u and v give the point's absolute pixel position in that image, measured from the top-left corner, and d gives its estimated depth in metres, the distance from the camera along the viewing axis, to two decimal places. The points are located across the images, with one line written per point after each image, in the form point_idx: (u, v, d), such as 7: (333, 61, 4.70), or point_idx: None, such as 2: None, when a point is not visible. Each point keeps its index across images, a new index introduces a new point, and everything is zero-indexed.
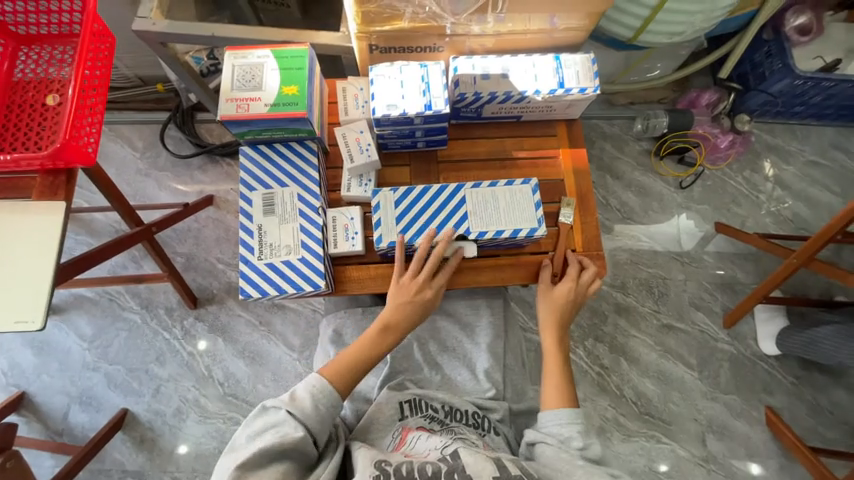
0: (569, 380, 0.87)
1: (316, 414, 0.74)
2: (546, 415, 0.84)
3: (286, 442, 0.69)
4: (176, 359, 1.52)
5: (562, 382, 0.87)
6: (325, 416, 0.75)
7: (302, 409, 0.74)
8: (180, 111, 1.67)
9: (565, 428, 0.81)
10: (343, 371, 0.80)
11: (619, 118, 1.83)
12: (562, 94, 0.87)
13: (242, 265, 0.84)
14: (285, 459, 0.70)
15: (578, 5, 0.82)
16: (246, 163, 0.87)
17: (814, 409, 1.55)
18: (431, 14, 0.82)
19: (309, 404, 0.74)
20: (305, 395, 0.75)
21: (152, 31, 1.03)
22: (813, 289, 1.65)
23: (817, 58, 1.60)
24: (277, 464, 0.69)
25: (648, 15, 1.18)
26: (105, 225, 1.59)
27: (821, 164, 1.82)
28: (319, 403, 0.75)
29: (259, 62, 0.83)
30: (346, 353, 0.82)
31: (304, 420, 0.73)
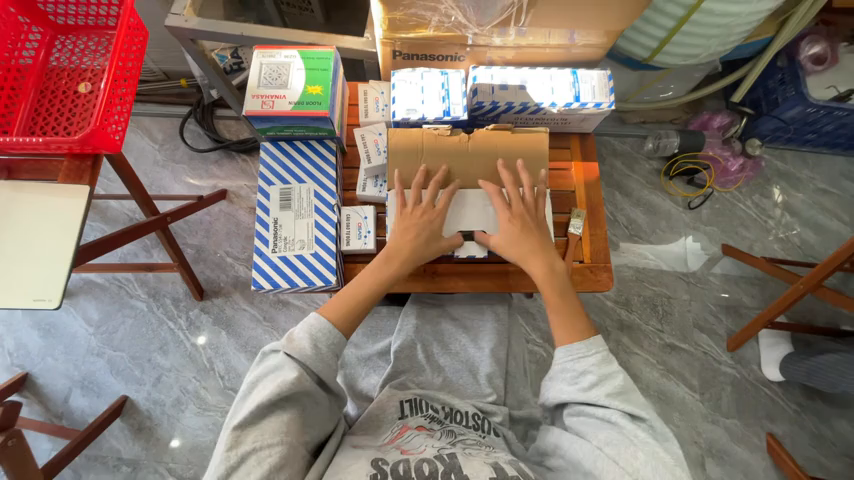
0: (576, 309, 0.82)
1: (318, 354, 0.71)
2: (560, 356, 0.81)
3: (286, 389, 0.65)
4: (179, 349, 1.53)
5: (568, 312, 0.82)
6: (327, 358, 0.72)
7: (301, 349, 0.70)
8: (201, 107, 1.72)
9: (579, 364, 0.78)
10: (343, 308, 0.77)
11: (630, 136, 1.85)
12: (577, 107, 0.89)
13: (255, 257, 0.86)
14: (289, 408, 0.67)
15: (598, 23, 0.84)
16: (266, 159, 0.89)
17: (817, 439, 1.53)
18: (456, 24, 0.84)
19: (309, 345, 0.71)
20: (304, 336, 0.72)
21: (184, 28, 1.06)
22: (819, 317, 1.64)
23: (831, 87, 1.59)
24: (281, 413, 0.66)
25: (665, 37, 1.21)
26: (119, 213, 1.62)
27: (831, 192, 1.82)
28: (319, 343, 0.72)
29: (285, 62, 0.86)
30: (350, 293, 0.78)
31: (304, 360, 0.70)
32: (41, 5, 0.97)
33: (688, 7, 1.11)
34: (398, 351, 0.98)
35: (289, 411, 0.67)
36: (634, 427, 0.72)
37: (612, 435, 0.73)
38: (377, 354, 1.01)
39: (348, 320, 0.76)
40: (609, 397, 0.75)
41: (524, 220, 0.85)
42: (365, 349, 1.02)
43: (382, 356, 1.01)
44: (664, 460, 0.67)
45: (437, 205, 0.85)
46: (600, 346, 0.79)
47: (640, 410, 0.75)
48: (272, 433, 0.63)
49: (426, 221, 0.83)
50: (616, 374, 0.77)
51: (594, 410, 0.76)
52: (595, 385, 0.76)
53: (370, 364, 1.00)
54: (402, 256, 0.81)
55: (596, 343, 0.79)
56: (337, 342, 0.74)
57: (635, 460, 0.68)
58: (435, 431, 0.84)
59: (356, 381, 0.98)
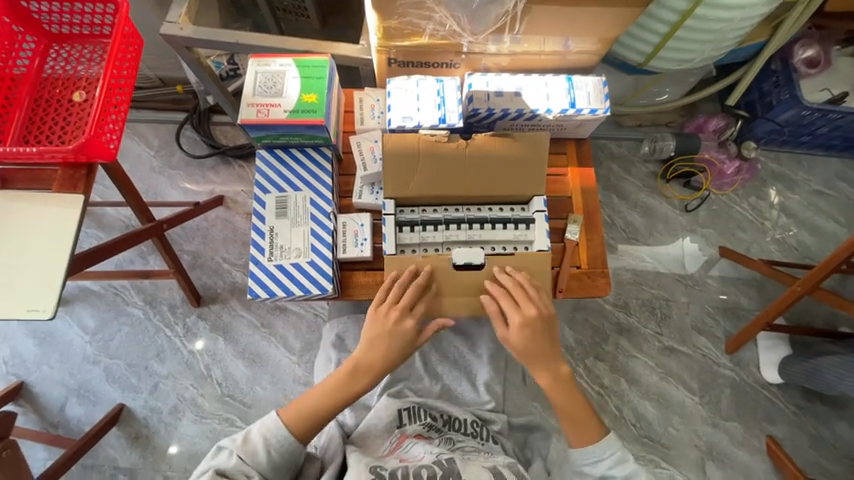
0: (585, 414, 0.81)
1: (268, 460, 0.74)
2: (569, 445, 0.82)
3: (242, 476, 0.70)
4: (176, 356, 1.53)
5: (577, 416, 0.81)
6: (279, 461, 0.75)
7: (253, 452, 0.74)
8: (197, 113, 1.71)
9: (598, 470, 0.80)
10: (305, 413, 0.78)
11: (627, 139, 1.86)
12: (573, 114, 0.89)
13: (251, 265, 0.85)
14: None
15: (593, 29, 0.84)
16: (261, 167, 0.89)
17: (816, 441, 1.53)
18: (451, 32, 0.84)
19: (260, 448, 0.74)
20: (258, 439, 0.75)
21: (178, 36, 1.07)
22: (817, 318, 1.64)
23: (825, 90, 1.62)
24: None
25: (659, 42, 1.21)
26: (115, 220, 1.62)
27: (827, 194, 1.83)
28: (272, 448, 0.75)
29: (280, 70, 0.86)
30: (312, 400, 0.78)
31: (254, 460, 0.73)
32: (37, 15, 0.97)
33: (680, 12, 1.12)
34: None
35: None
36: None
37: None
38: None
39: (307, 424, 0.77)
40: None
41: (534, 323, 0.79)
42: None
43: None
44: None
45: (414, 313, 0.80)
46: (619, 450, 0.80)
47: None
48: None
49: (398, 333, 0.78)
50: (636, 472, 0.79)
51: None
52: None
53: None
54: (365, 371, 0.78)
55: (607, 448, 0.80)
56: (291, 449, 0.76)
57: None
58: (433, 440, 0.85)
59: None
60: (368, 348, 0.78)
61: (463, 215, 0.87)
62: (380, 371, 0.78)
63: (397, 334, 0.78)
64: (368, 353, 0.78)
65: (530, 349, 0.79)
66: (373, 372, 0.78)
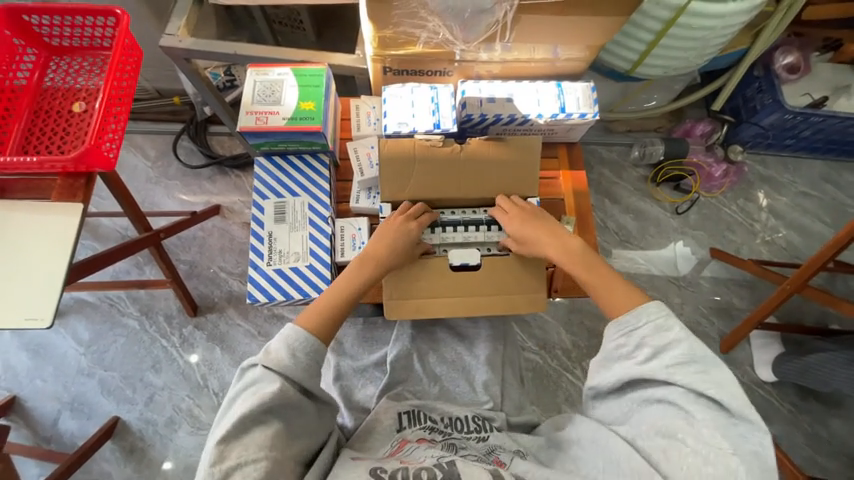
0: (624, 281, 0.78)
1: (297, 365, 0.70)
2: (609, 332, 0.77)
3: (268, 399, 0.65)
4: (172, 367, 1.51)
5: (619, 285, 0.78)
6: (306, 368, 0.70)
7: (279, 361, 0.69)
8: (194, 124, 1.73)
9: (632, 339, 0.73)
10: (320, 309, 0.74)
11: (617, 145, 1.90)
12: (563, 118, 0.92)
13: (250, 270, 0.86)
14: (273, 421, 0.67)
15: (580, 38, 0.88)
16: (260, 173, 0.90)
17: (813, 439, 1.54)
18: (444, 41, 0.86)
19: (286, 351, 0.69)
20: (281, 347, 0.70)
21: (178, 47, 1.09)
22: (808, 317, 1.67)
23: (806, 95, 1.68)
24: (265, 428, 0.65)
25: (644, 50, 1.26)
26: (111, 230, 1.61)
27: (812, 195, 1.88)
28: (297, 352, 0.70)
29: (278, 79, 0.88)
30: (322, 298, 0.75)
31: (281, 372, 0.68)
32: (36, 28, 0.98)
33: (664, 21, 1.16)
34: (395, 361, 0.98)
35: (274, 422, 0.66)
36: (704, 411, 0.66)
37: (665, 417, 0.70)
38: (374, 364, 1.01)
39: (329, 325, 0.74)
40: (670, 372, 0.70)
41: (522, 214, 0.83)
42: (361, 360, 1.02)
43: (378, 367, 1.01)
44: (718, 445, 0.64)
45: (418, 218, 0.82)
46: (656, 313, 0.73)
47: (705, 385, 0.67)
48: (258, 448, 0.63)
49: (405, 229, 0.80)
50: (680, 340, 0.70)
51: (656, 394, 0.72)
52: (652, 360, 0.71)
53: (366, 375, 1.00)
54: (378, 260, 0.78)
55: (643, 312, 0.73)
56: (315, 349, 0.71)
57: (689, 462, 0.64)
58: (435, 442, 0.84)
59: (352, 392, 0.97)
60: (380, 239, 0.79)
61: (459, 218, 0.88)
62: (392, 262, 0.79)
63: (404, 232, 0.80)
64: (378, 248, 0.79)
65: (528, 232, 0.82)
66: (388, 259, 0.79)
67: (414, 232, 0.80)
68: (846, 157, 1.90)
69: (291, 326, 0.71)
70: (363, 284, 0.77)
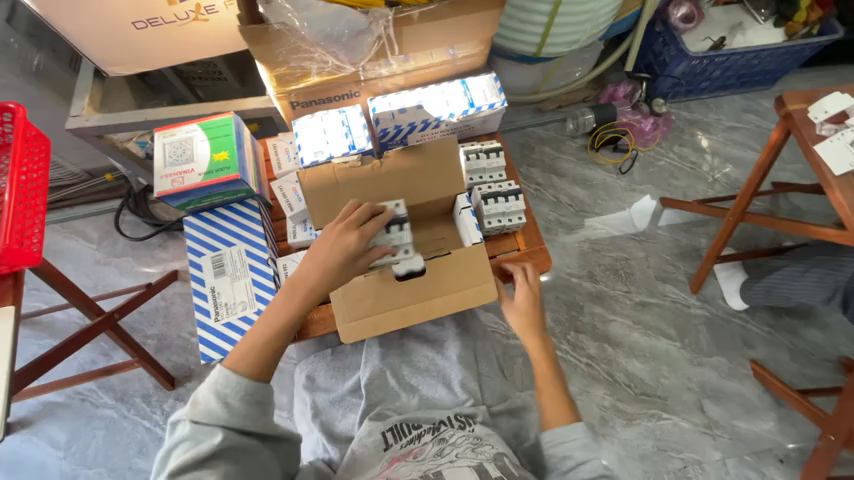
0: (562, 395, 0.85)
1: (234, 406, 0.66)
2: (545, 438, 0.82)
3: (204, 451, 0.62)
4: (160, 447, 1.45)
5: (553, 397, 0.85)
6: (242, 409, 0.67)
7: (211, 409, 0.65)
8: (133, 196, 1.70)
9: (558, 451, 0.80)
10: (252, 349, 0.69)
11: (551, 122, 1.97)
12: (474, 112, 0.95)
13: (199, 330, 0.84)
14: (217, 468, 0.63)
15: (468, 35, 0.91)
16: (191, 233, 0.90)
17: (794, 353, 1.61)
18: (335, 68, 0.89)
19: (215, 397, 0.65)
20: (212, 394, 0.66)
21: (85, 126, 1.11)
22: (762, 240, 1.76)
23: (706, 39, 1.80)
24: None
25: (544, 31, 1.32)
26: (67, 323, 1.55)
27: (739, 127, 1.99)
28: (229, 395, 0.66)
29: (188, 137, 0.87)
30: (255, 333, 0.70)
31: (217, 420, 0.65)
32: None
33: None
34: (369, 384, 0.97)
35: (216, 472, 0.62)
36: None
37: None
38: (349, 392, 0.99)
39: (263, 363, 0.69)
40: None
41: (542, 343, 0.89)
42: (335, 391, 1.00)
43: (354, 393, 1.00)
44: None
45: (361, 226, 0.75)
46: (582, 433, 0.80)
47: None
48: None
49: (342, 242, 0.73)
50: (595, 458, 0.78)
51: None
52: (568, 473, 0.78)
53: (344, 404, 0.98)
54: (311, 280, 0.71)
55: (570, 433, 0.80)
56: (253, 388, 0.68)
57: None
58: (422, 450, 0.84)
59: (333, 426, 0.96)
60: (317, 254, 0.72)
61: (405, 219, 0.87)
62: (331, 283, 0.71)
63: (342, 246, 0.73)
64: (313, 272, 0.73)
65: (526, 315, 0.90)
66: (324, 282, 0.72)
67: (357, 242, 0.72)
68: (760, 86, 2.03)
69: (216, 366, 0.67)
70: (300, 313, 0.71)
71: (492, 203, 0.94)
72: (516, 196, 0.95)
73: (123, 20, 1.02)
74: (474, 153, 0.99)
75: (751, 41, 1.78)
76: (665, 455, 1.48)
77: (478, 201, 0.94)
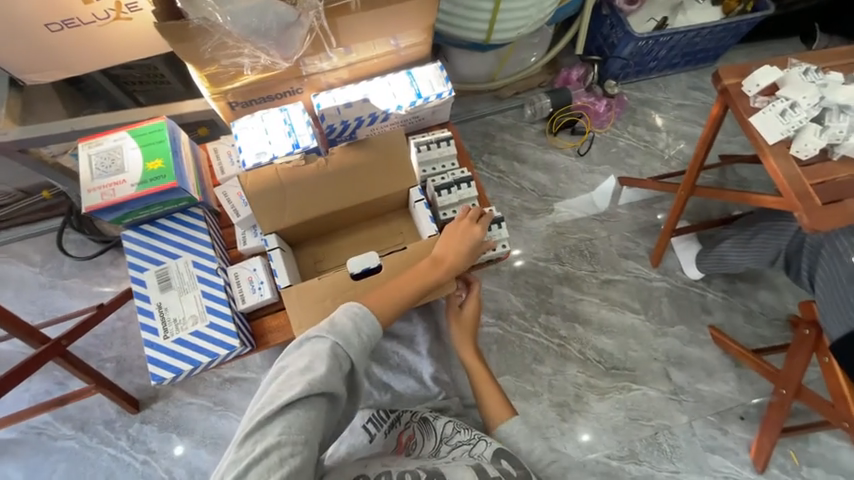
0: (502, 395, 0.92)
1: (354, 349, 0.72)
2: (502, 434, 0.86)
3: (317, 385, 0.66)
4: (129, 473, 1.39)
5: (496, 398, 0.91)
6: (361, 351, 0.73)
7: (340, 343, 0.71)
8: (75, 213, 1.59)
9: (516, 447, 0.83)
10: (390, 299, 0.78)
11: (510, 109, 1.99)
12: (422, 103, 0.94)
13: (147, 350, 0.79)
14: (317, 403, 0.67)
15: (408, 23, 0.89)
16: (131, 247, 0.84)
17: (748, 315, 1.72)
18: (269, 64, 0.85)
19: (348, 329, 0.72)
20: (344, 325, 0.73)
21: (4, 141, 1.03)
22: (713, 211, 1.85)
23: (650, 20, 1.85)
24: (299, 413, 0.66)
25: (490, 18, 1.32)
26: (12, 354, 1.44)
27: (687, 104, 2.07)
28: (360, 333, 0.74)
29: (116, 146, 0.82)
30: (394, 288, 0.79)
31: (340, 357, 0.71)
32: None
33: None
34: None
35: (311, 408, 0.67)
36: None
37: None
38: None
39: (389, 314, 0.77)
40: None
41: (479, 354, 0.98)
42: None
43: None
44: None
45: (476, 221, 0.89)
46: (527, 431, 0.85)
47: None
48: (282, 431, 0.63)
49: (471, 237, 0.86)
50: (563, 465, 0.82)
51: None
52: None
53: None
54: (447, 259, 0.84)
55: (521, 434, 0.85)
56: (374, 334, 0.75)
57: None
58: (412, 439, 0.89)
59: None
60: (451, 238, 0.85)
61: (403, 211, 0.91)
62: (455, 264, 0.83)
63: (472, 236, 0.86)
64: (452, 251, 0.84)
65: (470, 327, 1.00)
66: (458, 263, 0.84)
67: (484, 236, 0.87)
68: (704, 63, 2.11)
69: (356, 302, 0.76)
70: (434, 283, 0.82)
71: (446, 195, 0.94)
72: (469, 184, 0.95)
73: (36, 24, 1.02)
74: (424, 145, 0.97)
75: (692, 19, 1.85)
76: (637, 423, 1.54)
77: (431, 194, 0.94)
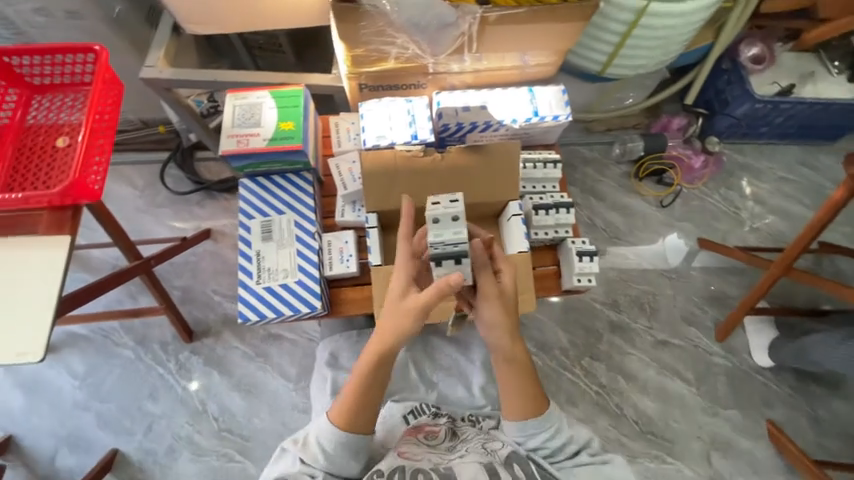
0: (526, 391, 0.83)
1: (328, 458, 0.79)
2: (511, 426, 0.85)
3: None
4: (170, 395, 1.50)
5: (514, 390, 0.83)
6: (342, 459, 0.80)
7: (314, 453, 0.80)
8: (180, 151, 1.75)
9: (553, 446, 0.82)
10: (347, 409, 0.80)
11: (598, 144, 1.94)
12: (537, 121, 0.95)
13: (239, 290, 0.87)
14: None
15: (545, 44, 0.91)
16: (245, 194, 0.92)
17: (815, 421, 1.56)
18: (413, 55, 0.91)
19: (319, 450, 0.79)
20: (315, 442, 0.80)
21: (159, 78, 1.14)
22: (798, 299, 1.69)
23: (774, 84, 1.74)
24: None
25: (612, 51, 1.30)
26: (102, 261, 1.61)
27: (791, 179, 1.92)
28: (327, 448, 0.79)
29: (258, 102, 0.90)
30: (347, 394, 0.80)
31: (317, 464, 0.80)
32: (16, 67, 1.00)
33: (635, 12, 1.17)
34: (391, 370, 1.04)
35: None
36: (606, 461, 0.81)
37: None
38: None
39: (353, 419, 0.80)
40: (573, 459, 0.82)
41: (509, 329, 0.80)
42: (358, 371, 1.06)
43: None
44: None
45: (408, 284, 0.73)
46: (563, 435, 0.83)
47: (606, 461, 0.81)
48: None
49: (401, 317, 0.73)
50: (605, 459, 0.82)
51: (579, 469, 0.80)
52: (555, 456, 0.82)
53: None
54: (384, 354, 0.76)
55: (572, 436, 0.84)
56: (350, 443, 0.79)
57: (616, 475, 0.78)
58: (438, 431, 0.91)
59: None
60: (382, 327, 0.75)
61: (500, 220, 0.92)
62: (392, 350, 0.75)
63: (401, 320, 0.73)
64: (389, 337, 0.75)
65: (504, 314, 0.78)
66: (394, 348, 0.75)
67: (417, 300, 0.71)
68: (820, 140, 1.95)
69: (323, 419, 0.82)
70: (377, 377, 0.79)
71: (542, 215, 0.95)
72: (567, 209, 0.96)
73: None
74: (529, 163, 1.00)
75: (821, 92, 1.72)
76: None
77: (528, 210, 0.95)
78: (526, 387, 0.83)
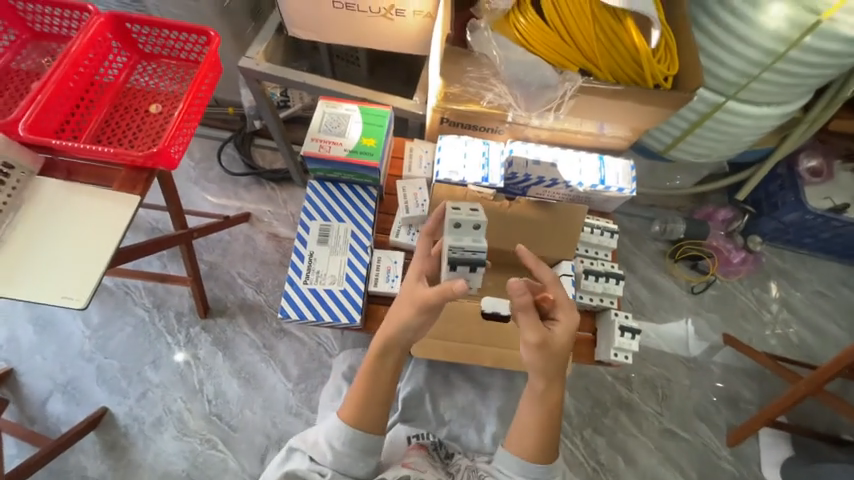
0: (546, 437, 0.81)
1: (336, 455, 0.78)
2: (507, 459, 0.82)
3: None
4: (171, 365, 1.50)
5: (536, 433, 0.81)
6: (353, 457, 0.78)
7: (322, 451, 0.79)
8: (242, 134, 1.83)
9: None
10: (355, 405, 0.80)
11: (639, 217, 1.95)
12: (602, 189, 0.98)
13: (286, 285, 0.94)
14: None
15: (625, 120, 1.00)
16: (312, 196, 1.02)
17: None
18: (505, 104, 1.00)
19: (327, 448, 0.78)
20: (324, 442, 0.79)
21: (254, 70, 1.22)
22: (819, 422, 1.62)
23: (827, 198, 1.73)
24: None
25: (678, 135, 1.35)
26: (143, 221, 1.66)
27: (828, 296, 1.87)
28: (336, 443, 0.78)
29: (346, 114, 1.01)
30: (356, 389, 0.80)
31: (325, 463, 0.78)
32: (134, 34, 1.10)
33: (712, 105, 1.24)
34: (406, 399, 1.03)
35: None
36: None
37: None
38: None
39: (365, 418, 0.79)
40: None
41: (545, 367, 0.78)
42: None
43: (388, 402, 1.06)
44: None
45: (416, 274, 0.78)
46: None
47: None
48: None
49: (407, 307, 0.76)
50: None
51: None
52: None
53: None
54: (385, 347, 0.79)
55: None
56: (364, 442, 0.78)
57: None
58: (436, 460, 0.90)
59: None
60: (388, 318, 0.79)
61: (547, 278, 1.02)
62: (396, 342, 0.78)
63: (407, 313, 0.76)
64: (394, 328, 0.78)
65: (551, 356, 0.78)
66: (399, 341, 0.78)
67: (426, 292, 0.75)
68: None
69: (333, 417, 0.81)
70: (382, 372, 0.80)
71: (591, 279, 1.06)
72: (616, 281, 1.06)
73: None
74: (590, 227, 1.11)
75: None
76: None
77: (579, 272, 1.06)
78: (547, 435, 0.81)
